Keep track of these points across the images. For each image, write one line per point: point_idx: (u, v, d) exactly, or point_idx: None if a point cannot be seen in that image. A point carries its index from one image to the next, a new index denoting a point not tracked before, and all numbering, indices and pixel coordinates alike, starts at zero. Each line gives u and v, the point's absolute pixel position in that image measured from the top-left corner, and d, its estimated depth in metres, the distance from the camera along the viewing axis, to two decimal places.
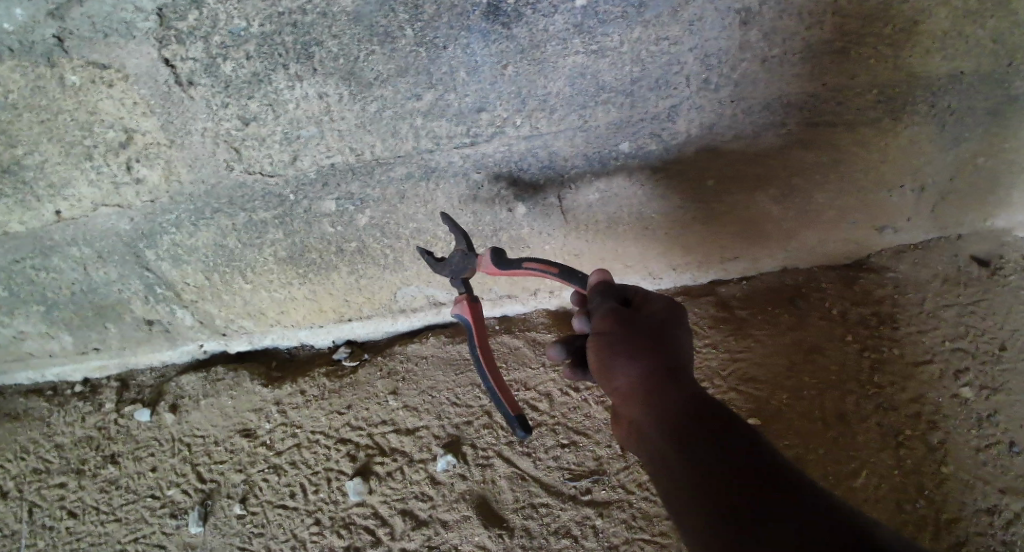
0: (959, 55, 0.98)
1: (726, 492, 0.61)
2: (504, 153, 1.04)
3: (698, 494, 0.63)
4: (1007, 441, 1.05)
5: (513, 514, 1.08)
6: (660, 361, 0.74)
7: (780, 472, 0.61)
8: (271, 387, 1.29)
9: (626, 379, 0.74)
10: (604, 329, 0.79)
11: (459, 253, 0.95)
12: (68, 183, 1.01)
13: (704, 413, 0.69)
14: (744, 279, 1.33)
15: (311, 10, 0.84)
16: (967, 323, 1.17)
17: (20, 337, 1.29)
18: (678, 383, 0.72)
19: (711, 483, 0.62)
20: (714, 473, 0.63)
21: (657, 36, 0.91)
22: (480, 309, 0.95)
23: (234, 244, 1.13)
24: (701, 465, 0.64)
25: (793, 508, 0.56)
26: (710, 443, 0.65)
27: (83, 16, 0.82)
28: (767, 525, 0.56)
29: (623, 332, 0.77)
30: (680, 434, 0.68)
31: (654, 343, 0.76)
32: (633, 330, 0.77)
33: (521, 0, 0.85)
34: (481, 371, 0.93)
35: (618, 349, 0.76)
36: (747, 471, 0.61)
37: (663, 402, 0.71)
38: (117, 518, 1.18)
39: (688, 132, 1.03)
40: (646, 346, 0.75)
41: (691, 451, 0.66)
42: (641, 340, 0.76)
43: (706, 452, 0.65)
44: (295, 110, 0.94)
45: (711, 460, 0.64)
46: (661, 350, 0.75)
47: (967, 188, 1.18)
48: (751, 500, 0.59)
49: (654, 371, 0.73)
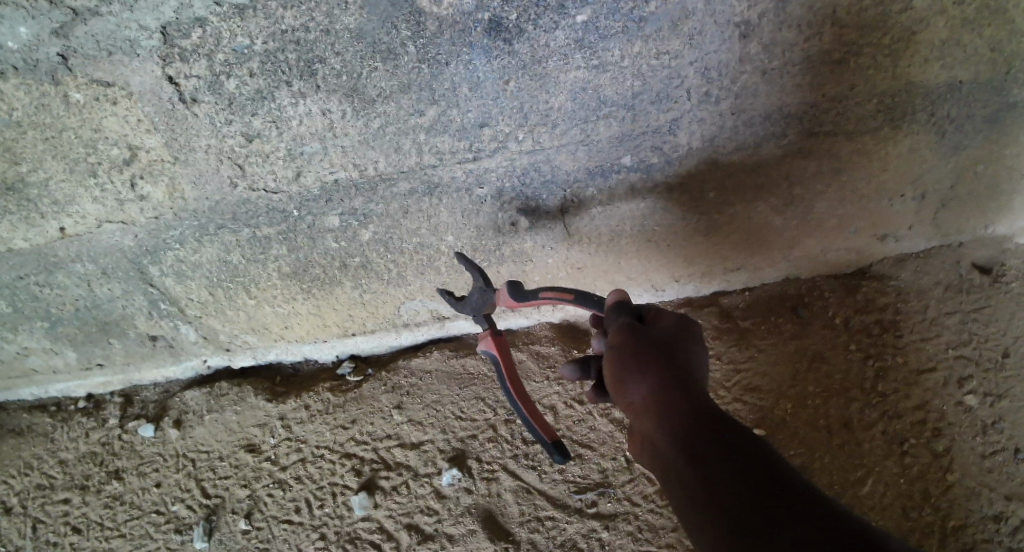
0: (957, 64, 0.99)
1: (732, 499, 0.61)
2: (506, 167, 1.04)
3: (705, 501, 0.63)
4: (1013, 447, 1.07)
5: (518, 527, 1.08)
6: (667, 370, 0.74)
7: (783, 480, 0.62)
8: (275, 402, 1.29)
9: (633, 389, 0.74)
10: (615, 340, 0.79)
11: (477, 290, 0.98)
12: (73, 200, 1.01)
13: (709, 421, 0.69)
14: (747, 290, 1.31)
15: (314, 28, 0.84)
16: (969, 330, 1.18)
17: (23, 353, 1.28)
18: (684, 392, 0.72)
19: (716, 490, 0.63)
20: (719, 480, 0.63)
21: (658, 50, 0.91)
22: (505, 341, 0.97)
23: (238, 260, 1.13)
24: (707, 473, 0.65)
25: (797, 516, 0.58)
26: (715, 451, 0.66)
27: (88, 34, 0.83)
28: (771, 533, 0.57)
29: (632, 343, 0.77)
30: (685, 441, 0.68)
31: (662, 353, 0.76)
32: (642, 340, 0.77)
33: (523, 16, 0.86)
34: (512, 401, 0.93)
35: (628, 359, 0.75)
36: (751, 480, 0.62)
37: (669, 411, 0.71)
38: (122, 534, 1.18)
39: (689, 144, 1.04)
40: (654, 356, 0.75)
41: (696, 460, 0.66)
42: (649, 350, 0.76)
43: (711, 460, 0.65)
44: (298, 127, 0.95)
45: (717, 468, 0.64)
46: (668, 360, 0.75)
47: (967, 195, 1.18)
48: (756, 507, 0.60)
49: (662, 379, 0.73)
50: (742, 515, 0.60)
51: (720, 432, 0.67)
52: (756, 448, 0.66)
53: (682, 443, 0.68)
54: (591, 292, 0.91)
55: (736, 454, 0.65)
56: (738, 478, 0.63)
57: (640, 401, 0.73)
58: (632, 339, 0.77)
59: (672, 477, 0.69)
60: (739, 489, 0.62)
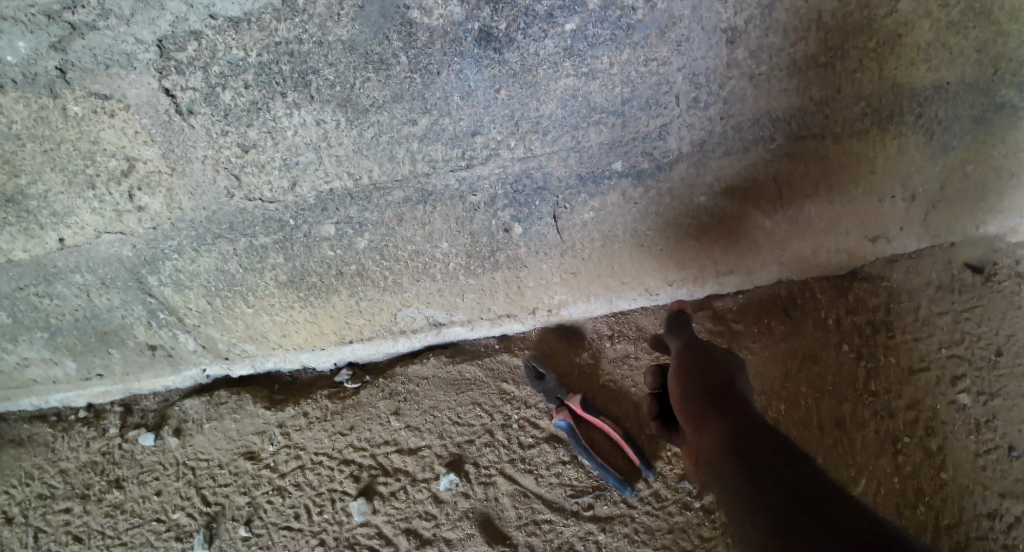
0: (943, 66, 1.01)
1: (777, 490, 0.63)
2: (499, 174, 1.05)
3: (750, 490, 0.65)
4: (1006, 445, 1.09)
5: (516, 531, 1.09)
6: (726, 388, 0.80)
7: (828, 483, 0.65)
8: (274, 410, 1.29)
9: (694, 401, 0.80)
10: (684, 366, 0.86)
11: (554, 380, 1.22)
12: (72, 211, 1.02)
13: (759, 429, 0.73)
14: (739, 293, 1.31)
15: (307, 40, 0.86)
16: (962, 329, 1.20)
17: (24, 363, 1.29)
18: (740, 405, 0.77)
19: (762, 482, 0.65)
20: (766, 475, 0.66)
21: (646, 57, 0.93)
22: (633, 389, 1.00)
23: (235, 269, 1.14)
24: (754, 469, 0.67)
25: (839, 511, 0.60)
26: (765, 453, 0.69)
27: (85, 48, 0.84)
28: (814, 519, 0.59)
29: (698, 367, 0.85)
30: (735, 441, 0.71)
31: (723, 375, 0.82)
32: (708, 365, 0.84)
33: (512, 26, 0.88)
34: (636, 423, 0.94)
35: (694, 379, 0.83)
36: (797, 479, 0.65)
37: (723, 417, 0.75)
38: (123, 542, 1.19)
39: (679, 149, 1.05)
40: (717, 377, 0.82)
41: (744, 457, 0.69)
42: (704, 369, 0.84)
43: (760, 458, 0.68)
44: (293, 137, 0.96)
45: (765, 466, 0.67)
46: (728, 382, 0.81)
47: (956, 196, 1.19)
48: (800, 498, 0.62)
49: (719, 395, 0.79)
50: (786, 503, 0.61)
51: (769, 438, 0.71)
52: (803, 455, 0.70)
53: (733, 441, 0.71)
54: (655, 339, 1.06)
55: (785, 457, 0.68)
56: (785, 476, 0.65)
57: (698, 410, 0.78)
58: (699, 364, 0.85)
59: (718, 474, 0.70)
60: (783, 485, 0.64)
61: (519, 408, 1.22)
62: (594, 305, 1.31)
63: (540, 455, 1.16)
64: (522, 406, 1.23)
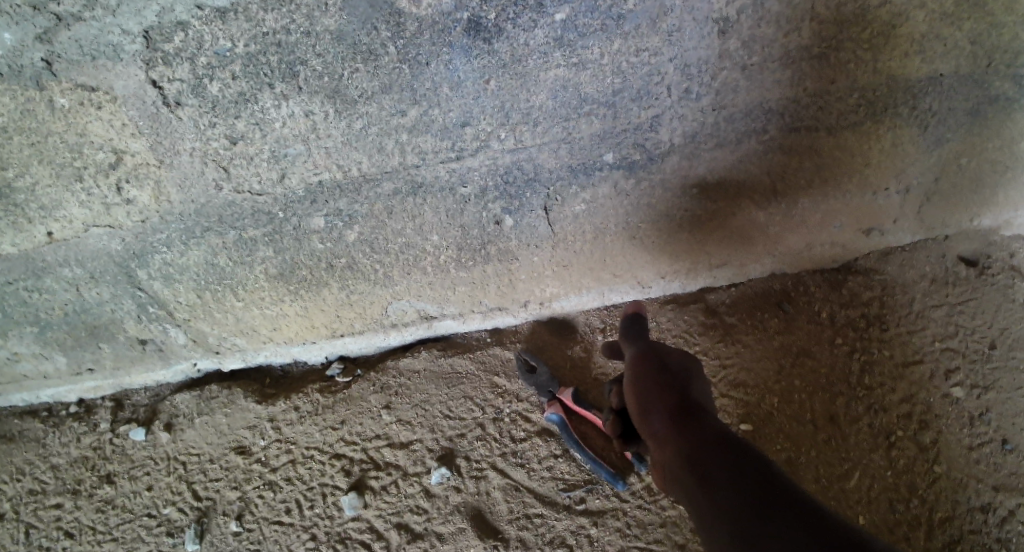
0: (937, 57, 1.00)
1: (742, 497, 0.63)
2: (490, 166, 1.05)
3: (718, 502, 0.64)
4: (999, 439, 1.09)
5: (507, 525, 1.09)
6: (688, 396, 0.78)
7: (782, 480, 0.66)
8: (265, 404, 1.29)
9: (657, 407, 0.77)
10: (639, 372, 0.84)
11: (546, 376, 1.21)
12: (59, 204, 1.01)
13: (724, 432, 0.73)
14: (732, 287, 1.30)
15: (295, 30, 0.85)
16: (956, 322, 1.19)
17: (13, 358, 1.28)
18: (703, 414, 0.76)
19: (727, 490, 0.65)
20: (754, 483, 0.65)
21: (637, 47, 0.92)
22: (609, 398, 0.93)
23: (225, 262, 1.13)
24: (719, 477, 0.66)
25: (821, 513, 0.61)
26: (752, 462, 0.68)
27: (72, 39, 0.83)
28: (782, 521, 0.59)
29: (659, 370, 0.82)
30: (705, 445, 0.71)
31: (676, 384, 0.80)
32: (669, 368, 0.82)
33: (501, 16, 0.87)
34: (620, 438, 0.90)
35: (651, 386, 0.80)
36: (755, 479, 0.65)
37: (681, 431, 0.73)
38: (114, 538, 1.19)
39: (671, 141, 1.04)
40: (680, 382, 0.80)
41: (708, 468, 0.68)
42: (656, 378, 0.81)
43: (748, 467, 0.67)
44: (281, 129, 0.95)
45: (754, 474, 0.66)
46: (686, 390, 0.79)
47: (951, 189, 1.19)
48: (790, 505, 0.62)
49: (676, 407, 0.76)
50: (779, 510, 0.61)
51: (729, 443, 0.71)
52: (755, 454, 0.70)
53: (693, 455, 0.70)
54: (623, 334, 0.95)
55: (745, 459, 0.69)
56: (771, 483, 0.65)
57: (658, 428, 0.76)
58: (652, 372, 0.82)
59: (685, 483, 0.69)
60: (744, 488, 0.64)
61: (512, 401, 1.22)
62: (587, 298, 1.30)
63: (532, 448, 1.16)
64: (514, 400, 1.22)
